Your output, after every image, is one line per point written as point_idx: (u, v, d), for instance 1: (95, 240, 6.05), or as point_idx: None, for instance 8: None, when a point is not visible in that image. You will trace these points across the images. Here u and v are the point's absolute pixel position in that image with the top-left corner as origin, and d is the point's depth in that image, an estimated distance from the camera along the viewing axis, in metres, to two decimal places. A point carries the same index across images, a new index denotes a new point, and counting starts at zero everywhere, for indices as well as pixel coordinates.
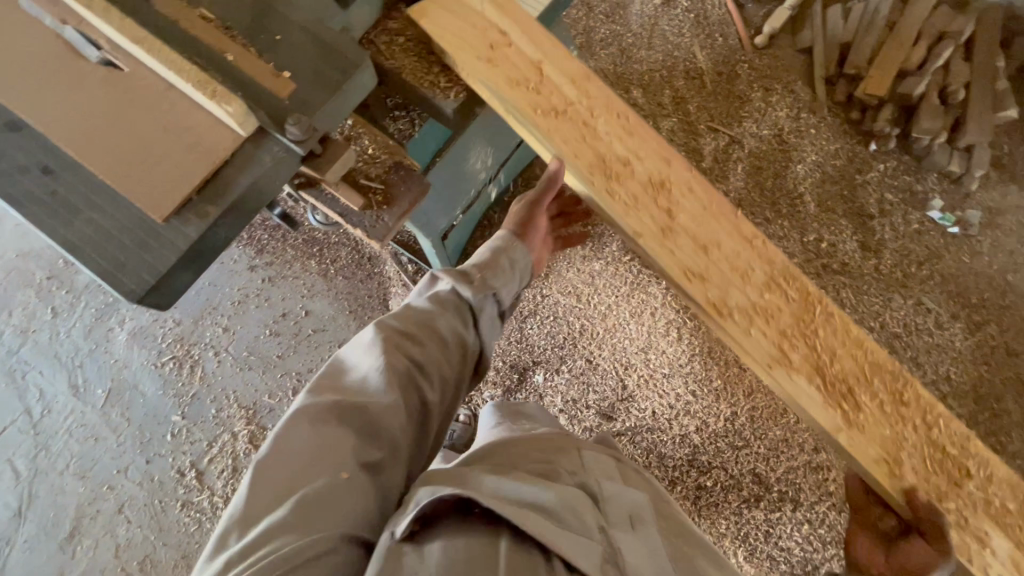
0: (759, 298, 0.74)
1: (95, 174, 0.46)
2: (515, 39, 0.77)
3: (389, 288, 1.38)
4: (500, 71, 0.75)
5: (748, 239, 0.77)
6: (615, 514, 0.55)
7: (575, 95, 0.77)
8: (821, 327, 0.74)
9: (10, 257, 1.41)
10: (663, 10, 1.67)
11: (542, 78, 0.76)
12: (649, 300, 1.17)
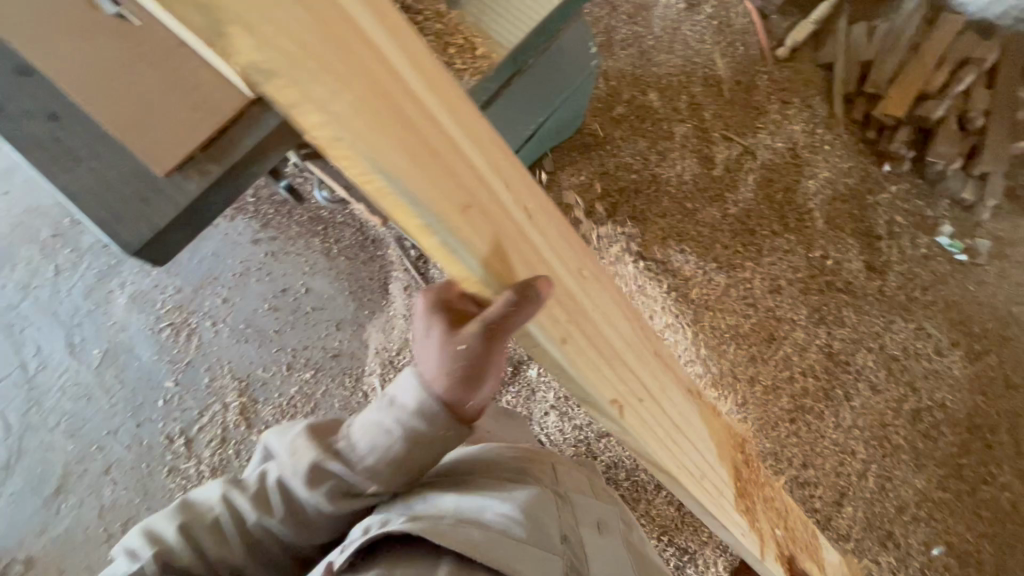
0: (694, 448, 0.65)
1: (100, 125, 0.47)
2: (415, 74, 0.29)
3: (390, 272, 1.39)
4: (396, 153, 0.29)
5: (667, 365, 0.58)
6: (584, 518, 0.58)
7: (537, 235, 0.38)
8: (713, 436, 0.71)
9: (18, 212, 1.42)
10: (686, 15, 1.67)
11: (482, 186, 0.34)
12: (648, 302, 1.17)
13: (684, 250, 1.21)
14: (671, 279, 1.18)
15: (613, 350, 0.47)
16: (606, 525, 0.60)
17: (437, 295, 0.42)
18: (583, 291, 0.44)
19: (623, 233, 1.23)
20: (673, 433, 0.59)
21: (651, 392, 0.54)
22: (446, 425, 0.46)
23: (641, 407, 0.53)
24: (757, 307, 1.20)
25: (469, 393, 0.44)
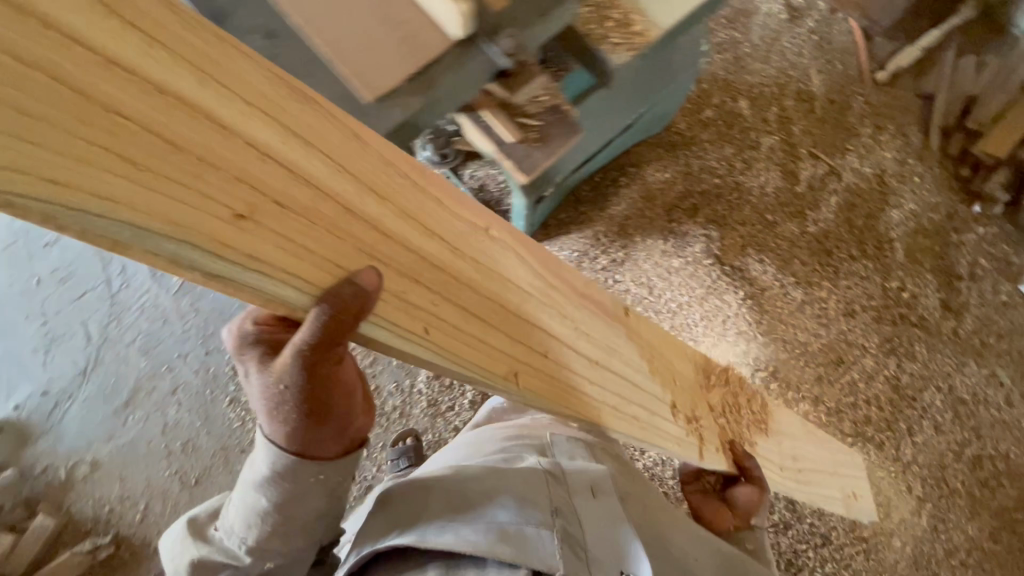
0: (641, 389, 0.54)
1: (320, 48, 0.54)
2: (160, 37, 0.23)
3: None
4: (145, 131, 0.22)
5: (580, 292, 0.48)
6: (579, 486, 0.65)
7: (372, 206, 0.31)
8: (660, 365, 0.59)
9: None
10: (788, 26, 1.63)
11: (273, 165, 0.26)
12: (723, 306, 1.15)
13: (764, 260, 1.20)
14: (747, 287, 1.17)
15: (507, 310, 0.39)
16: (600, 486, 0.66)
17: (247, 334, 0.36)
18: (462, 256, 0.36)
19: (704, 234, 1.21)
20: (608, 368, 0.49)
21: (567, 342, 0.45)
22: (315, 469, 0.41)
23: (557, 361, 0.44)
24: (828, 329, 1.18)
25: (310, 422, 0.37)
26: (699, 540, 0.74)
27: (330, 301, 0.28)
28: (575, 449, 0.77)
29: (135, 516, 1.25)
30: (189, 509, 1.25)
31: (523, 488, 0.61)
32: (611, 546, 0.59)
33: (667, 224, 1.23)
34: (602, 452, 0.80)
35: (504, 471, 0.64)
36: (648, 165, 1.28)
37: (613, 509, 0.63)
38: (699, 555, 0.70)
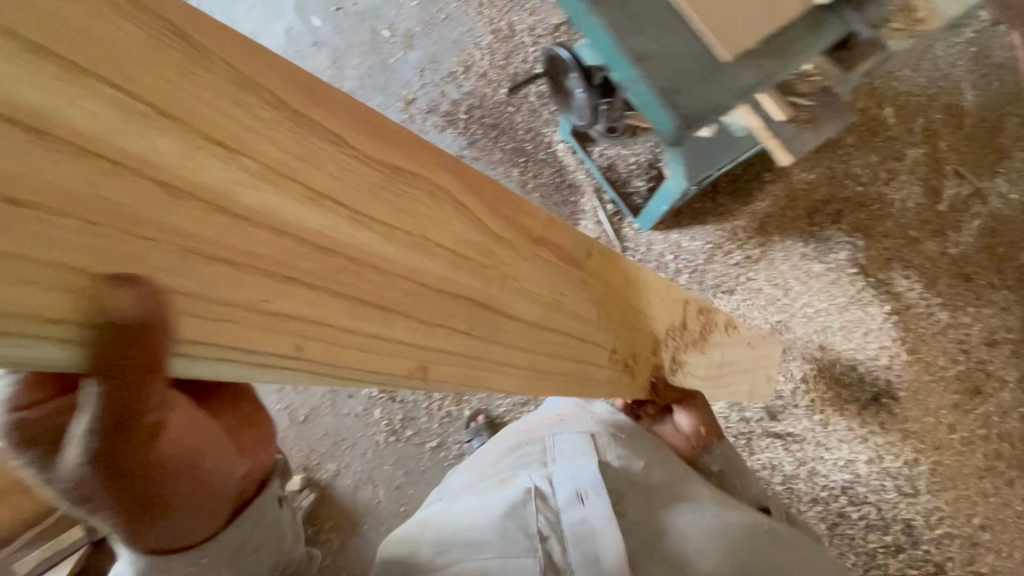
0: (577, 338, 0.51)
1: None
2: (178, 29, 0.20)
3: (580, 219, 1.40)
4: (178, 141, 0.21)
5: (535, 242, 0.44)
6: (565, 496, 0.74)
7: (242, 194, 0.23)
8: (619, 313, 0.56)
9: None
10: (945, 33, 1.52)
11: (67, 158, 0.18)
12: (867, 319, 1.12)
13: (912, 277, 1.14)
14: (892, 303, 1.13)
15: (451, 267, 0.35)
16: (586, 489, 0.75)
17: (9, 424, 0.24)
18: (419, 232, 0.32)
19: (849, 242, 1.17)
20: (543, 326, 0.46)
21: (510, 300, 0.41)
22: (191, 557, 0.36)
23: (493, 326, 0.41)
24: (969, 357, 1.11)
25: (139, 511, 0.29)
26: (705, 513, 0.77)
27: (100, 363, 0.20)
28: (577, 443, 0.83)
29: None
30: (296, 442, 1.30)
31: (509, 516, 0.73)
32: (589, 558, 0.68)
33: (808, 227, 1.18)
34: (608, 437, 0.84)
35: (493, 496, 0.78)
36: (796, 164, 1.21)
37: (594, 518, 0.72)
38: (698, 532, 0.74)
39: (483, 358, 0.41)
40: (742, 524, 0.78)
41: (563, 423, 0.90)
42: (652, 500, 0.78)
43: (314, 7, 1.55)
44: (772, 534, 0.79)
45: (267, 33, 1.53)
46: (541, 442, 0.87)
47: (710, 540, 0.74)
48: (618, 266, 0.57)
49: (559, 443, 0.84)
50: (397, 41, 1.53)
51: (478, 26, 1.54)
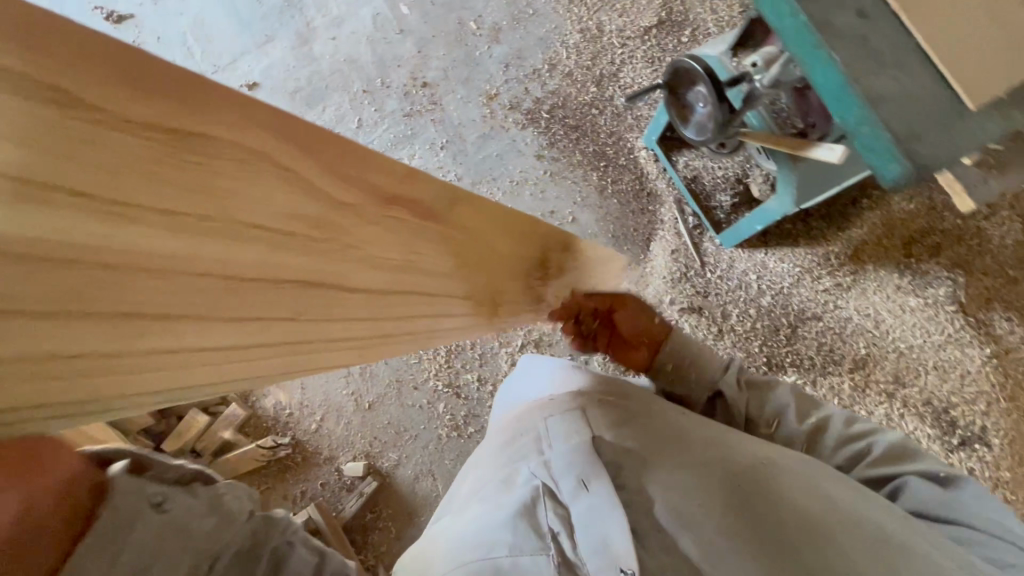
0: (427, 294, 0.49)
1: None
2: (38, 55, 0.16)
3: (657, 229, 1.37)
4: (83, 213, 0.19)
5: (386, 203, 0.35)
6: (568, 487, 0.64)
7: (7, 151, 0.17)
8: (474, 258, 0.51)
9: (339, 59, 1.51)
10: None
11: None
12: (964, 360, 1.07)
13: (1013, 319, 1.09)
14: (992, 345, 1.08)
15: (296, 242, 0.30)
16: (587, 473, 0.64)
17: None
18: (275, 222, 0.27)
19: (948, 278, 1.12)
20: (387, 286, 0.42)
21: (363, 264, 0.37)
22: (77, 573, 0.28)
23: (332, 301, 0.37)
24: None
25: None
26: (704, 461, 0.66)
27: None
28: (569, 423, 0.71)
29: (310, 424, 1.31)
30: (358, 430, 1.31)
31: (513, 512, 0.61)
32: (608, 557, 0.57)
33: (903, 258, 1.14)
34: (600, 409, 0.72)
35: (482, 508, 0.66)
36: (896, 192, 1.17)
37: (601, 501, 0.61)
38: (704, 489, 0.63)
39: (332, 312, 0.38)
40: (746, 463, 0.66)
41: (548, 401, 0.78)
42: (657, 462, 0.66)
43: None
44: (782, 466, 0.66)
45: (353, 17, 1.53)
46: (530, 428, 0.75)
47: (709, 494, 0.62)
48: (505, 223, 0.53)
49: (549, 424, 0.73)
50: (483, 34, 1.52)
51: (566, 24, 1.51)
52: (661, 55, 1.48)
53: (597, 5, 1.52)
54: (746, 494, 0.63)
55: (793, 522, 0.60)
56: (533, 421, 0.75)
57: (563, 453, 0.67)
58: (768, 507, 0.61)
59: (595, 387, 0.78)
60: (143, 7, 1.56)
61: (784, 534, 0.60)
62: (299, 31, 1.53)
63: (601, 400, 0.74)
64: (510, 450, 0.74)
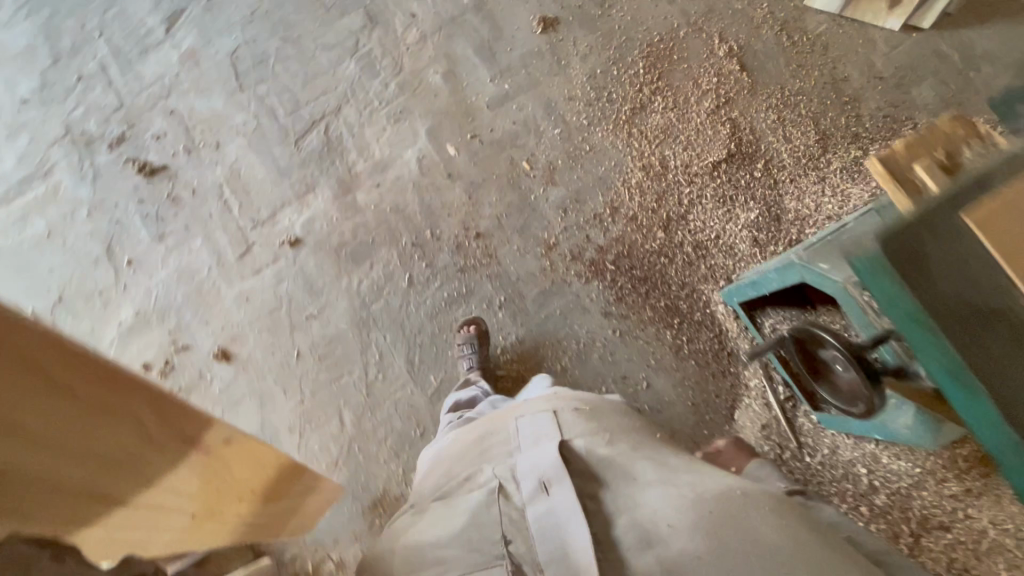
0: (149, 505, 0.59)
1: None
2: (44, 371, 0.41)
3: (742, 397, 1.25)
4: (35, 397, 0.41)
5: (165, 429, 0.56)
6: (528, 490, 0.73)
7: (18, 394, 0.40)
8: (214, 472, 0.68)
9: (384, 208, 1.41)
10: None
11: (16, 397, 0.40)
12: None
13: None
14: None
15: (109, 464, 0.50)
16: (549, 477, 0.73)
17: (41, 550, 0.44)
18: (98, 415, 0.47)
19: None
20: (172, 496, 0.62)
21: (159, 470, 0.58)
22: None
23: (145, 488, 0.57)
24: None
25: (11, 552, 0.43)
26: (677, 488, 0.71)
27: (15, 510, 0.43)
28: (546, 425, 0.84)
29: None
30: None
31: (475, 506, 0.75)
32: (557, 557, 0.66)
33: None
34: (572, 417, 0.86)
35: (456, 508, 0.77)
36: None
37: (559, 509, 0.69)
38: (674, 508, 0.68)
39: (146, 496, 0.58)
40: (723, 491, 0.69)
41: (527, 405, 0.92)
42: (624, 490, 0.73)
43: (451, 134, 1.45)
44: (759, 500, 0.68)
45: (397, 160, 1.44)
46: (508, 428, 0.87)
47: (683, 513, 0.67)
48: (238, 453, 0.71)
49: (522, 425, 0.86)
50: (538, 175, 1.41)
51: (627, 160, 1.41)
52: (733, 193, 1.37)
53: (658, 137, 1.42)
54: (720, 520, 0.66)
55: (758, 555, 0.62)
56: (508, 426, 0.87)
57: (534, 452, 0.79)
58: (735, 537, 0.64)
59: (569, 399, 0.92)
60: (176, 157, 1.47)
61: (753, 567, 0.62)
62: (341, 178, 1.44)
63: (574, 410, 0.88)
64: (481, 446, 0.86)
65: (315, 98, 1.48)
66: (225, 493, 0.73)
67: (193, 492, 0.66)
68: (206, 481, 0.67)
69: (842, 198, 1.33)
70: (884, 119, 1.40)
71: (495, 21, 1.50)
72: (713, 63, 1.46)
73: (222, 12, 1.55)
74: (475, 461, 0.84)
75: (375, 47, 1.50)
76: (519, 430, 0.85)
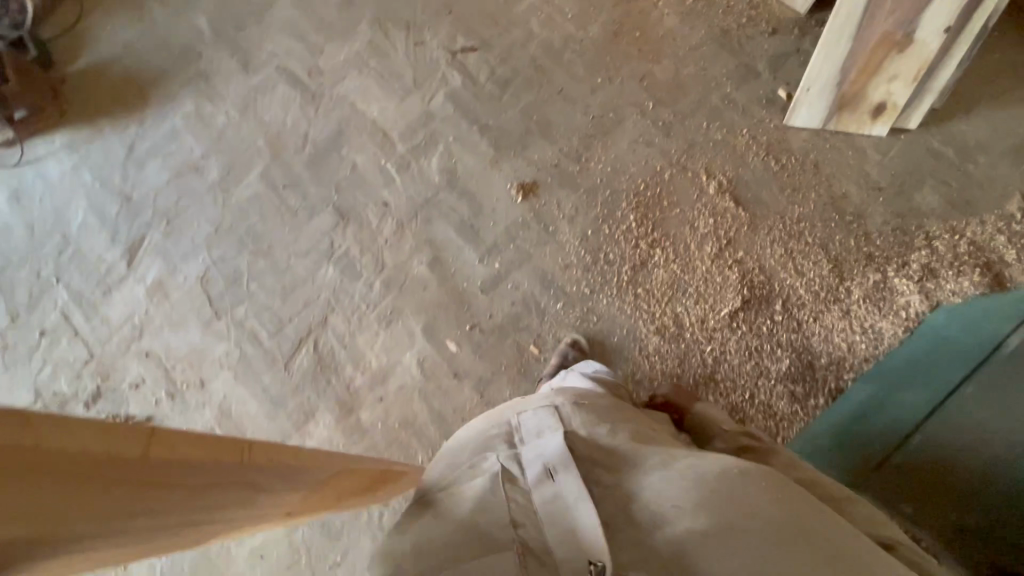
0: (209, 516, 0.54)
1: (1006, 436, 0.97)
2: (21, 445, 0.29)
3: None
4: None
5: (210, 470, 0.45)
6: (533, 476, 0.66)
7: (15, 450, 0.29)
8: (291, 490, 0.64)
9: (392, 424, 1.31)
10: None
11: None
12: None
13: None
14: None
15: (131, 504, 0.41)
16: (554, 465, 0.66)
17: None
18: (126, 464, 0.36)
19: None
20: (252, 510, 0.60)
21: (182, 516, 0.49)
22: None
23: (198, 509, 0.50)
24: None
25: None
26: (675, 471, 0.65)
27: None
28: (548, 418, 0.77)
29: None
30: None
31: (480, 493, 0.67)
32: (567, 537, 0.57)
33: None
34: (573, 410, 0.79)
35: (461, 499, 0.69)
36: None
37: (566, 492, 0.62)
38: (677, 488, 0.62)
39: (185, 519, 0.50)
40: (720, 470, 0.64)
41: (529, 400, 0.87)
42: (624, 476, 0.67)
43: (448, 328, 1.36)
44: (755, 476, 0.63)
45: (396, 368, 1.34)
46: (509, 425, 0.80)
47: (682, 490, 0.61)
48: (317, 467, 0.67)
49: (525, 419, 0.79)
50: (548, 359, 1.32)
51: (639, 326, 1.33)
52: (758, 343, 1.29)
53: (666, 294, 1.34)
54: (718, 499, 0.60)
55: (757, 521, 0.57)
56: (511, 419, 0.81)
57: (539, 446, 0.71)
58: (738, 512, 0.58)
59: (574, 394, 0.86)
60: (159, 404, 1.36)
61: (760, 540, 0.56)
62: (341, 398, 1.33)
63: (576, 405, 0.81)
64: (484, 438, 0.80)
65: (298, 313, 1.39)
66: (320, 500, 0.78)
67: (279, 504, 0.65)
68: (288, 494, 0.64)
69: (875, 335, 1.25)
70: (894, 233, 1.34)
71: (472, 197, 1.44)
72: (706, 203, 1.40)
73: (184, 233, 1.48)
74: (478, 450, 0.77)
75: (351, 246, 1.43)
76: (521, 425, 0.78)
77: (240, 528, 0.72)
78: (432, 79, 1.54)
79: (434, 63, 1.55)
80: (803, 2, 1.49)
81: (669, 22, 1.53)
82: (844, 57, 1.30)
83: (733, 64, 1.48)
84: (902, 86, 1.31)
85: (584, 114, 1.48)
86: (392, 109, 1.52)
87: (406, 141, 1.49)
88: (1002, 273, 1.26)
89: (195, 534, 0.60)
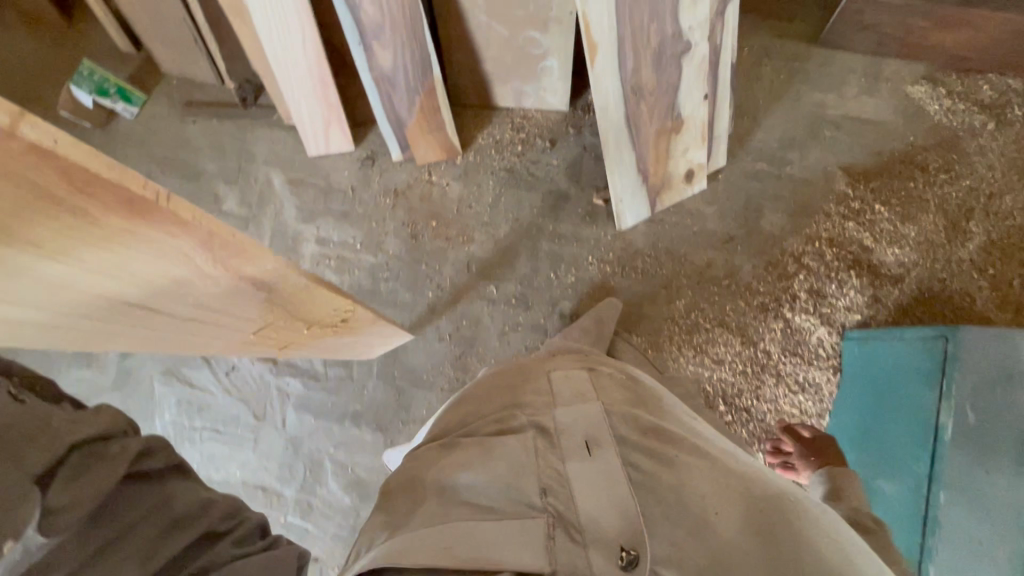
0: (152, 283, 0.60)
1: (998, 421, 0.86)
2: None
3: None
4: None
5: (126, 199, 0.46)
6: (572, 446, 0.62)
7: None
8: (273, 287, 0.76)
9: None
10: (993, 132, 1.36)
11: None
12: None
13: None
14: None
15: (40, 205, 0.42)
16: (595, 438, 0.63)
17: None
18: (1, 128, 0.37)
19: None
20: (199, 294, 0.68)
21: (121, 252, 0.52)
22: None
23: (127, 249, 0.52)
24: None
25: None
26: (711, 467, 0.63)
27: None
28: (581, 382, 0.73)
29: None
30: None
31: (512, 457, 0.62)
32: (602, 512, 0.56)
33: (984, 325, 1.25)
34: (610, 382, 0.76)
35: (495, 449, 0.63)
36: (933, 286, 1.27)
37: (613, 471, 0.60)
38: (718, 494, 0.59)
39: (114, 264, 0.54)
40: (776, 496, 0.62)
41: (559, 361, 0.83)
42: (670, 464, 0.62)
43: None
44: (799, 508, 0.61)
45: None
46: (543, 377, 0.76)
47: (728, 504, 0.59)
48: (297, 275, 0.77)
49: (566, 374, 0.75)
50: None
51: None
52: None
53: None
54: (766, 529, 0.57)
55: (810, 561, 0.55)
56: (540, 385, 0.74)
57: (574, 408, 0.67)
58: (797, 548, 0.56)
59: (610, 368, 0.83)
60: None
61: (800, 568, 0.54)
62: None
63: (613, 378, 0.78)
64: (505, 387, 0.77)
65: None
66: (287, 309, 0.88)
67: (251, 303, 0.78)
68: (248, 286, 0.72)
69: (814, 388, 1.25)
70: (768, 271, 1.34)
71: None
72: None
73: None
74: (488, 409, 0.73)
75: None
76: (556, 386, 0.73)
77: (210, 340, 0.87)
78: (270, 400, 1.33)
79: (260, 382, 1.34)
80: (560, 102, 1.39)
81: (454, 193, 1.40)
82: (635, 164, 1.23)
83: (538, 198, 1.39)
84: (696, 148, 1.26)
85: (439, 338, 1.34)
86: (249, 458, 1.31)
87: (290, 483, 1.30)
88: (872, 262, 1.29)
89: (170, 314, 0.71)
